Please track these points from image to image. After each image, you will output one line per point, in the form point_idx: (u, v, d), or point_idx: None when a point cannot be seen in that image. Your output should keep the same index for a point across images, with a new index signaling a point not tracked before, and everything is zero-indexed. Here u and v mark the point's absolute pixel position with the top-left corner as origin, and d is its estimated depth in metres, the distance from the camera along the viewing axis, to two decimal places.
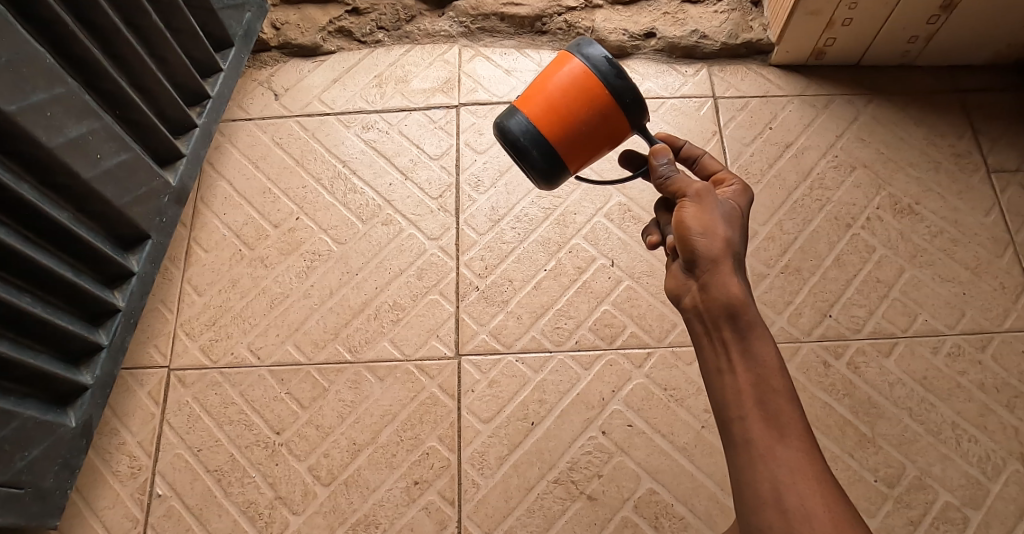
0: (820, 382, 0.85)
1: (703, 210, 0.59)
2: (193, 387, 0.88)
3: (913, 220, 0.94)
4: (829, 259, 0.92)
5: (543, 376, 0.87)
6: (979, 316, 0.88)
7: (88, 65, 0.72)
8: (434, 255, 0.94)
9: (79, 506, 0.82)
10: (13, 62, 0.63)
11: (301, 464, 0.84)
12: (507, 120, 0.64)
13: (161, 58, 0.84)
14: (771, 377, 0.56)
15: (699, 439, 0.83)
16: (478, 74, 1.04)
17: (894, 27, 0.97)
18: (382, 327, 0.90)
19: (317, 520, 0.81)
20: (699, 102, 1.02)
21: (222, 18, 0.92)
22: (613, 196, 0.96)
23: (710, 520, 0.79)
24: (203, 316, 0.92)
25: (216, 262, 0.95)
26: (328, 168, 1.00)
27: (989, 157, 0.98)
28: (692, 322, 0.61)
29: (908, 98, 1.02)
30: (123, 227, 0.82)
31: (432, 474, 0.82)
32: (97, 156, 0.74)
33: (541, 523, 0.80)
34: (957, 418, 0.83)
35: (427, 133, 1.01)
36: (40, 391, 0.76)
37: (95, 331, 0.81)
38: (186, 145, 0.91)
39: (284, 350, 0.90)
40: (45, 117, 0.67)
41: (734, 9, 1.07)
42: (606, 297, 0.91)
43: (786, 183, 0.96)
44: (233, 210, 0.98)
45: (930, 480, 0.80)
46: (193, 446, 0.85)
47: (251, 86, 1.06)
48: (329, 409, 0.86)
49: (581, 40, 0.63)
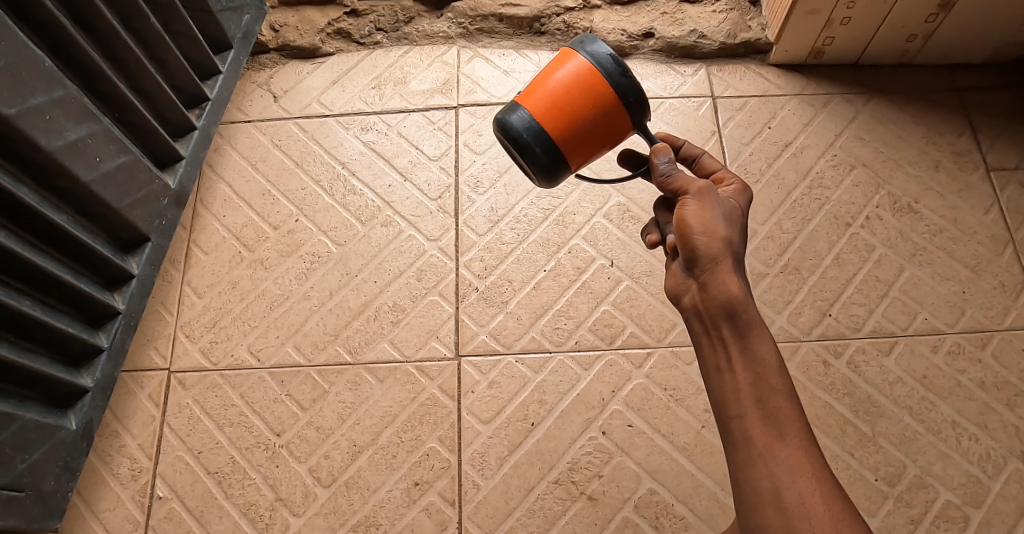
0: (819, 381, 0.85)
1: (704, 208, 0.59)
2: (193, 389, 0.88)
3: (912, 219, 0.94)
4: (829, 258, 0.92)
5: (544, 376, 0.87)
6: (979, 315, 0.88)
7: (88, 68, 0.73)
8: (433, 256, 0.94)
9: (80, 508, 0.82)
10: (11, 64, 0.63)
11: (302, 465, 0.84)
12: (508, 115, 0.64)
13: (160, 61, 0.84)
14: (770, 375, 0.56)
15: (700, 439, 0.83)
16: (478, 75, 1.04)
17: (892, 25, 0.97)
18: (382, 328, 0.90)
19: (318, 521, 0.81)
20: (698, 102, 1.02)
21: (222, 20, 0.92)
22: (613, 196, 0.96)
23: (710, 519, 0.79)
24: (204, 318, 0.92)
25: (216, 264, 0.95)
26: (327, 170, 1.00)
27: (988, 155, 0.97)
28: (691, 321, 0.61)
29: (907, 96, 1.02)
30: (123, 229, 0.82)
31: (433, 475, 0.83)
32: (97, 158, 0.75)
33: (541, 524, 0.80)
34: (957, 416, 0.83)
35: (427, 134, 1.01)
36: (41, 394, 0.76)
37: (95, 334, 0.81)
38: (186, 147, 0.91)
39: (284, 352, 0.90)
40: (44, 120, 0.67)
41: (733, 8, 1.07)
42: (605, 297, 0.91)
43: (785, 182, 0.96)
44: (233, 212, 0.98)
45: (931, 478, 0.80)
46: (194, 447, 0.85)
47: (250, 88, 1.06)
48: (330, 410, 0.86)
49: (584, 38, 0.63)
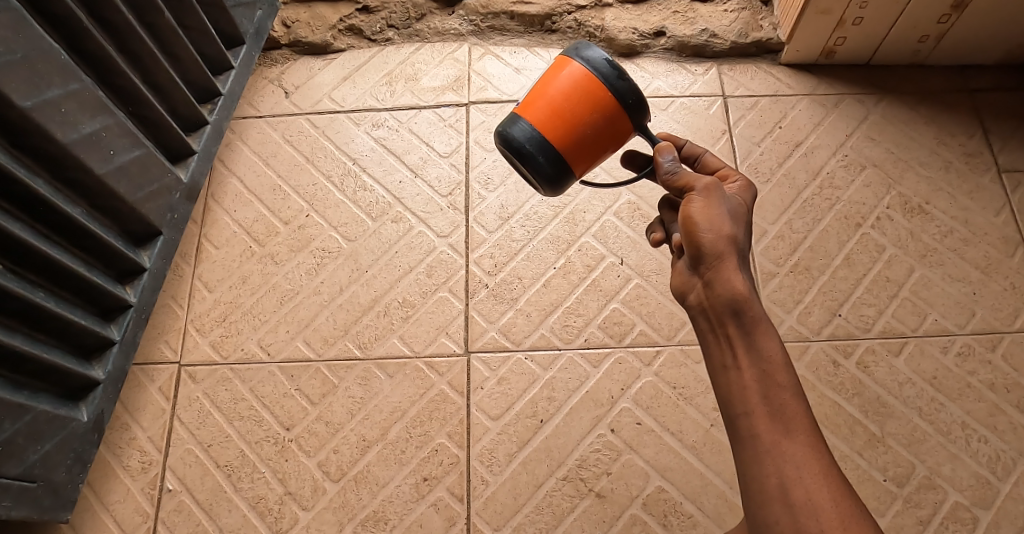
0: (829, 381, 0.85)
1: (710, 205, 0.59)
2: (204, 382, 0.89)
3: (923, 220, 0.94)
4: (839, 258, 0.92)
5: (553, 374, 0.87)
6: (989, 316, 0.88)
7: (102, 61, 0.73)
8: (444, 252, 0.94)
9: (90, 500, 0.83)
10: (28, 58, 0.63)
11: (311, 460, 0.84)
12: (509, 127, 0.64)
13: (174, 56, 0.84)
14: (776, 372, 0.57)
15: (708, 437, 0.83)
16: (489, 72, 1.05)
17: (905, 25, 0.96)
18: (391, 323, 0.91)
19: (327, 515, 0.82)
20: (709, 101, 1.02)
21: (234, 16, 0.93)
22: (623, 195, 0.96)
23: (719, 518, 0.79)
24: (215, 312, 0.92)
25: (227, 258, 0.95)
26: (338, 165, 1.00)
27: (999, 156, 0.97)
28: (697, 319, 0.61)
29: (919, 97, 1.02)
30: (136, 222, 0.82)
31: (441, 471, 0.83)
32: (111, 152, 0.75)
33: (549, 521, 0.80)
34: (966, 417, 0.83)
35: (437, 131, 1.02)
36: (53, 385, 0.76)
37: (107, 326, 0.82)
38: (198, 142, 0.91)
39: (294, 347, 0.90)
40: (60, 113, 0.67)
41: (744, 8, 1.07)
42: (615, 295, 0.91)
43: (796, 181, 0.96)
44: (244, 207, 0.98)
45: (940, 479, 0.80)
46: (203, 441, 0.86)
47: (261, 83, 1.06)
48: (340, 405, 0.87)
49: (577, 43, 0.63)
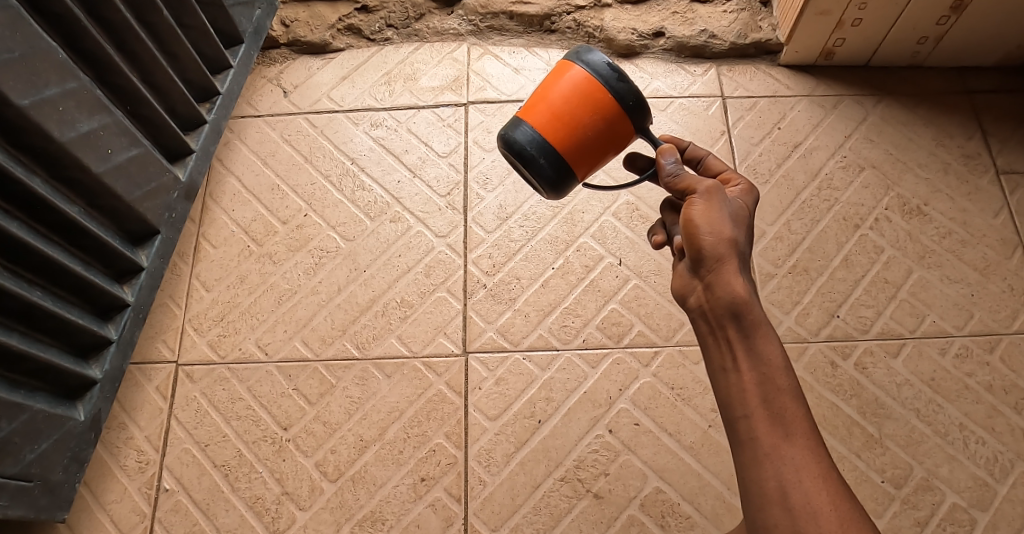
0: (827, 382, 0.85)
1: (711, 208, 0.59)
2: (201, 382, 0.88)
3: (921, 221, 0.94)
4: (837, 260, 0.92)
5: (551, 374, 0.87)
6: (988, 318, 0.88)
7: (100, 59, 0.73)
8: (442, 253, 0.94)
9: (87, 500, 0.83)
10: (24, 56, 0.63)
11: (308, 459, 0.84)
12: (511, 131, 0.64)
13: (173, 55, 0.84)
14: (776, 375, 0.56)
15: (706, 438, 0.83)
16: (487, 73, 1.04)
17: (903, 27, 0.97)
18: (389, 323, 0.91)
19: (324, 515, 0.81)
20: (707, 102, 1.02)
21: (233, 14, 0.92)
22: (622, 195, 0.96)
23: (716, 519, 0.79)
24: (212, 311, 0.92)
25: (225, 258, 0.95)
26: (337, 165, 1.00)
27: (998, 158, 0.97)
28: (697, 321, 0.61)
29: (917, 98, 1.02)
30: (134, 221, 0.82)
31: (439, 471, 0.83)
32: (108, 150, 0.75)
33: (546, 521, 0.80)
34: (964, 419, 0.83)
35: (436, 131, 1.01)
36: (51, 385, 0.76)
37: (106, 325, 0.82)
38: (196, 141, 0.91)
39: (291, 346, 0.90)
40: (57, 111, 0.67)
41: (743, 9, 1.07)
42: (614, 295, 0.91)
43: (794, 183, 0.96)
44: (242, 206, 0.98)
45: (938, 481, 0.80)
46: (200, 440, 0.86)
47: (260, 83, 1.06)
48: (337, 406, 0.87)
49: (579, 48, 0.63)
